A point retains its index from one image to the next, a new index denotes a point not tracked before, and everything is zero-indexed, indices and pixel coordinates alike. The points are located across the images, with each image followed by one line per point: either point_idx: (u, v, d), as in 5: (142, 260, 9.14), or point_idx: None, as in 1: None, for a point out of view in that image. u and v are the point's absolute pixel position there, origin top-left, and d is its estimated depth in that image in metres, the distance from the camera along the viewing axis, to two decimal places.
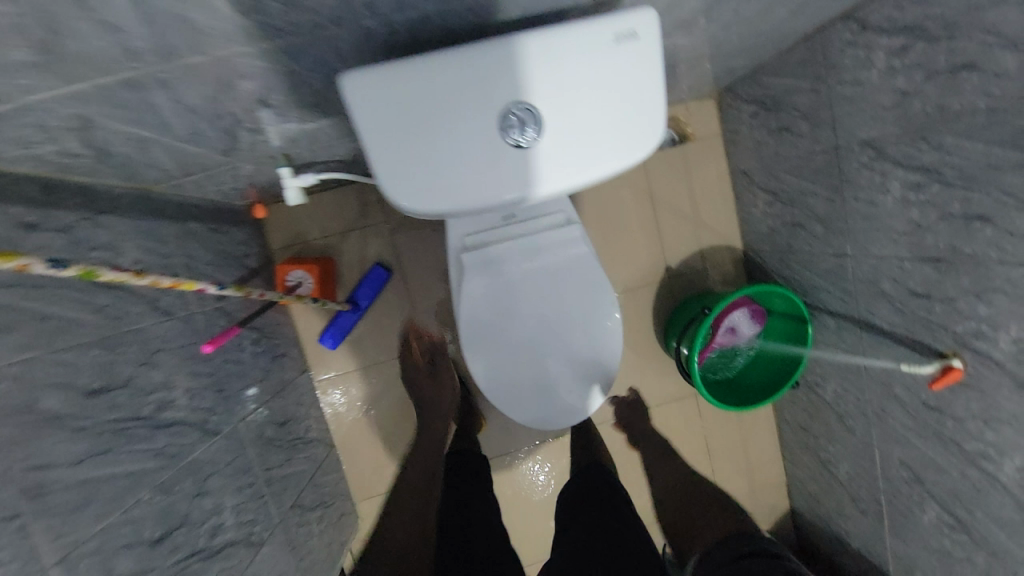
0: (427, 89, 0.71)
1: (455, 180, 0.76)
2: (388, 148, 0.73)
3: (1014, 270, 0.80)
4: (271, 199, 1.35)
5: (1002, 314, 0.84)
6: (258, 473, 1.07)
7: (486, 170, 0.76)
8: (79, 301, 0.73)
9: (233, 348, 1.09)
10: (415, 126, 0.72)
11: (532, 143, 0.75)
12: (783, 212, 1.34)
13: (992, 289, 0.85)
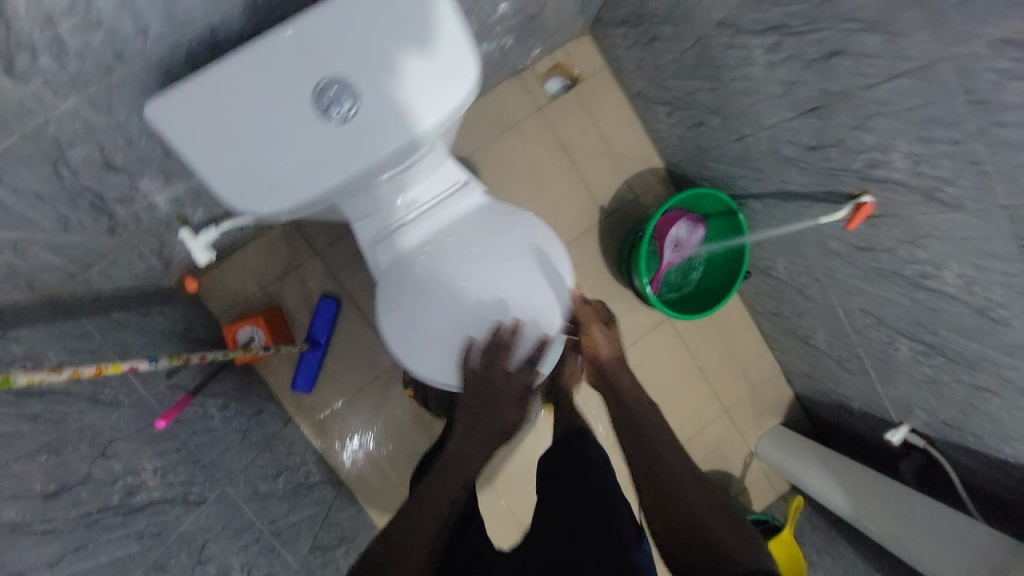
0: (240, 84, 0.67)
1: (300, 169, 0.72)
2: (225, 158, 0.70)
3: (905, 80, 0.79)
4: (199, 268, 1.35)
5: (897, 132, 0.85)
6: (262, 527, 1.11)
7: (326, 150, 0.72)
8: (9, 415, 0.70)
9: (199, 418, 1.10)
10: (237, 125, 0.69)
11: (363, 108, 0.71)
12: (682, 116, 1.36)
13: (882, 110, 0.86)
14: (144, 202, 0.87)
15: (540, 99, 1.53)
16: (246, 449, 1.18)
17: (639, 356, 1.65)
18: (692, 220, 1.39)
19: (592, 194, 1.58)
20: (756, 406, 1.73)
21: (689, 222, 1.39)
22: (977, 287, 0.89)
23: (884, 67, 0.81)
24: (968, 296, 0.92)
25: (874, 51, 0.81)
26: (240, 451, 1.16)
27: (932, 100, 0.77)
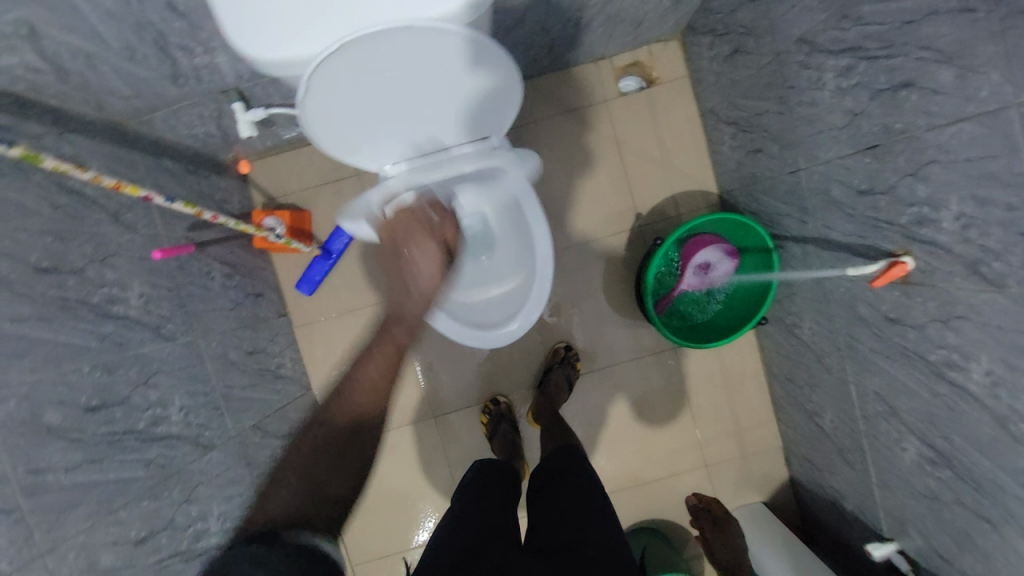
0: None
1: (296, 27, 0.79)
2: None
3: (970, 126, 0.70)
4: (254, 156, 1.49)
5: (954, 185, 0.75)
6: (217, 387, 1.17)
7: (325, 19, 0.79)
8: (35, 192, 0.86)
9: (199, 274, 1.20)
10: None
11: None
12: (745, 140, 1.28)
13: (943, 158, 0.75)
14: (203, 60, 0.98)
15: (609, 91, 1.51)
16: (230, 318, 1.28)
17: (623, 374, 1.58)
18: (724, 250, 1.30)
19: (631, 198, 1.52)
20: (741, 475, 1.58)
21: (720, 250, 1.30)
22: (999, 389, 0.76)
23: (950, 107, 0.72)
24: (993, 401, 0.77)
25: (946, 86, 0.71)
26: (224, 317, 1.26)
27: (999, 152, 0.66)
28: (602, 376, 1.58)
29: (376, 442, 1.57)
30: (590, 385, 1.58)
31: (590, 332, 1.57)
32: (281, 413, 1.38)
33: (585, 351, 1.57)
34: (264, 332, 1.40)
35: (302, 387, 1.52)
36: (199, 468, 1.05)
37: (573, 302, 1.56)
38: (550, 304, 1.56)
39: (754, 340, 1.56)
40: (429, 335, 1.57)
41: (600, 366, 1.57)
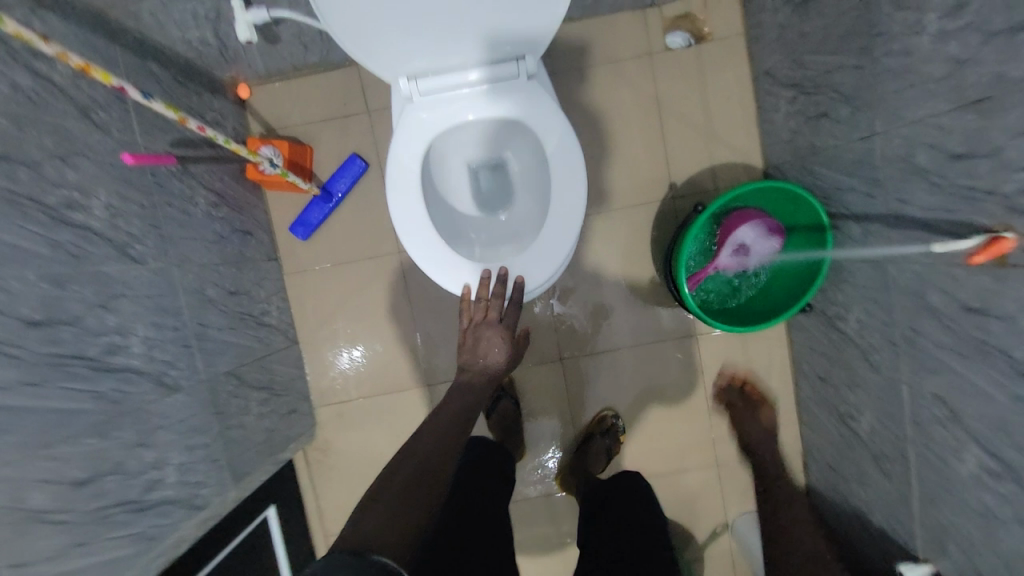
0: None
1: None
2: None
3: None
4: (254, 79, 1.35)
5: None
6: (188, 323, 1.03)
7: None
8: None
9: (179, 196, 1.06)
10: None
11: None
12: (804, 105, 1.13)
13: None
14: None
15: (653, 44, 1.35)
16: (212, 252, 1.14)
17: (637, 358, 1.45)
18: (769, 226, 1.15)
19: (666, 166, 1.38)
20: (754, 477, 1.46)
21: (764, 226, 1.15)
22: None
23: None
24: None
25: None
26: (205, 250, 1.12)
27: None
28: (615, 360, 1.45)
29: (363, 407, 1.45)
30: (600, 367, 1.45)
31: (606, 309, 1.44)
32: (262, 364, 1.25)
33: (598, 329, 1.44)
34: (250, 275, 1.27)
35: (288, 341, 1.39)
36: (160, 410, 0.93)
37: (591, 275, 1.43)
38: (566, 274, 1.43)
39: (785, 335, 1.43)
40: (431, 296, 1.44)
41: (613, 348, 1.44)
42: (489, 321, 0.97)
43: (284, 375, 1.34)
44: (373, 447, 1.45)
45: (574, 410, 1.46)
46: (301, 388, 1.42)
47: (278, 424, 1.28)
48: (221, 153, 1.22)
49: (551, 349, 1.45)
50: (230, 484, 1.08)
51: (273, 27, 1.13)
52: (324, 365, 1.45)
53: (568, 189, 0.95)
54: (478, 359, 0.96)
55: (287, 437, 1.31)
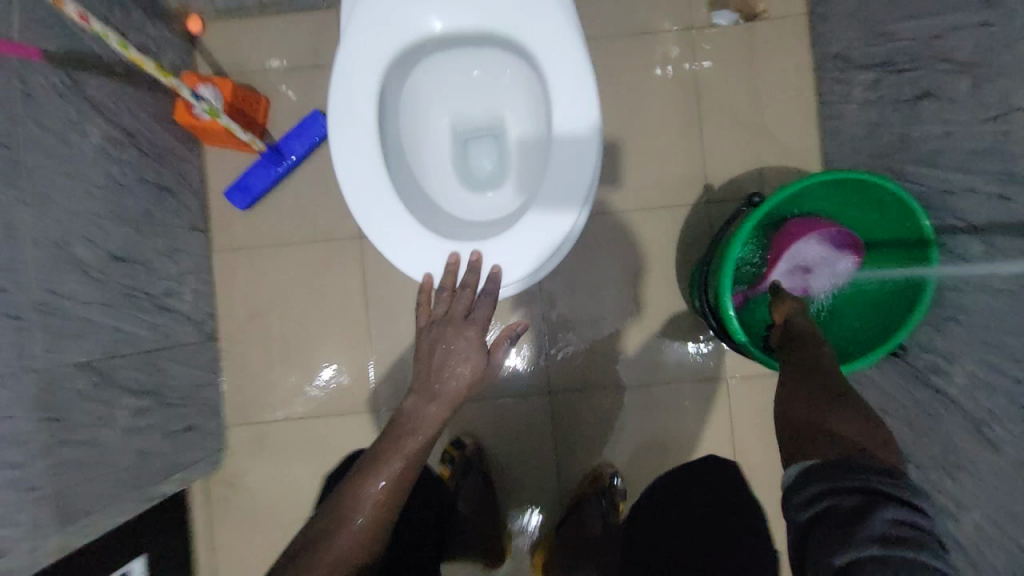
0: None
1: None
2: None
3: None
4: (209, 13, 1.11)
5: None
6: (29, 287, 0.73)
7: None
8: None
9: (56, 116, 0.79)
10: None
11: None
12: (892, 88, 0.88)
13: None
14: None
15: (695, 18, 1.12)
16: (98, 202, 0.86)
17: (647, 402, 1.12)
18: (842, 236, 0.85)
19: (701, 164, 1.12)
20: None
21: (834, 237, 0.85)
22: None
23: None
24: None
25: None
26: (88, 197, 0.84)
27: None
28: (619, 402, 1.13)
29: (289, 432, 1.13)
30: (599, 409, 1.13)
31: (612, 335, 1.13)
32: (150, 361, 0.94)
33: (601, 360, 1.13)
34: (157, 242, 0.98)
35: (201, 335, 1.08)
36: None
37: (597, 290, 1.13)
38: (566, 286, 1.14)
39: None
40: (394, 297, 1.14)
41: (618, 385, 1.13)
42: (456, 319, 0.63)
43: (185, 379, 1.02)
44: (295, 486, 1.12)
45: (561, 462, 1.12)
46: (210, 399, 1.09)
47: (161, 444, 0.95)
48: (141, 83, 0.95)
49: (540, 379, 1.13)
50: (54, 528, 0.74)
51: None
52: (247, 372, 1.13)
53: (573, 142, 0.66)
54: (431, 387, 0.61)
55: (173, 464, 0.98)
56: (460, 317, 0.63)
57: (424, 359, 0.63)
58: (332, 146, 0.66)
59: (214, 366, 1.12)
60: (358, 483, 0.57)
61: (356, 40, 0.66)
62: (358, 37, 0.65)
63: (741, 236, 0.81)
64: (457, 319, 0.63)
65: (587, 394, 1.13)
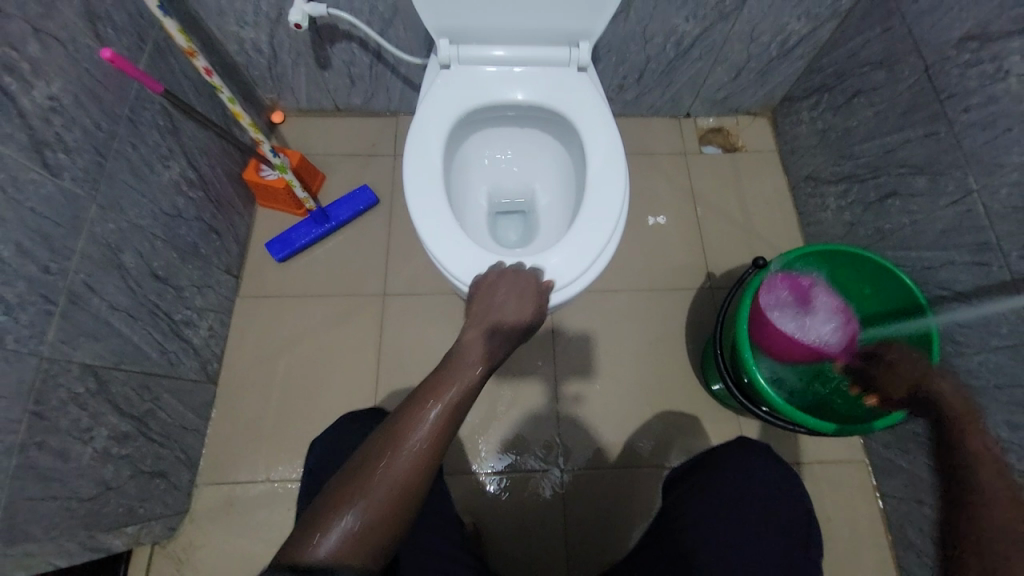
0: None
1: None
2: None
3: None
4: (290, 110, 1.34)
5: None
6: (74, 275, 0.74)
7: None
8: None
9: (152, 147, 0.91)
10: None
11: None
12: (861, 193, 1.05)
13: None
14: None
15: (688, 147, 1.37)
16: (158, 222, 0.92)
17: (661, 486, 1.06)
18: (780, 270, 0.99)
19: (703, 255, 1.24)
20: None
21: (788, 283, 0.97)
22: None
23: None
24: None
25: None
26: (151, 215, 0.90)
27: None
28: (632, 484, 1.06)
29: (269, 495, 1.02)
30: (610, 493, 1.05)
31: (625, 411, 1.11)
32: (147, 385, 0.88)
33: (614, 436, 1.09)
34: (192, 273, 1.01)
35: (201, 375, 1.04)
36: None
37: (610, 364, 1.15)
38: (579, 357, 1.15)
39: (871, 485, 1.04)
40: (409, 354, 1.14)
41: (630, 466, 1.07)
42: (512, 275, 0.67)
43: (174, 417, 0.95)
44: (258, 563, 0.98)
45: (568, 554, 1.01)
46: (190, 447, 1.00)
47: (125, 484, 0.84)
48: (224, 144, 1.11)
49: (548, 453, 1.07)
50: None
51: (327, 45, 1.15)
52: (237, 423, 1.07)
53: (607, 188, 0.77)
54: (488, 328, 0.60)
55: (129, 512, 0.85)
56: (512, 281, 0.67)
57: (476, 313, 0.64)
58: (404, 175, 0.75)
59: (204, 412, 1.05)
60: (398, 427, 0.49)
61: (433, 97, 0.79)
62: (438, 97, 0.79)
63: (748, 298, 0.86)
64: (507, 281, 0.66)
65: (598, 474, 1.06)
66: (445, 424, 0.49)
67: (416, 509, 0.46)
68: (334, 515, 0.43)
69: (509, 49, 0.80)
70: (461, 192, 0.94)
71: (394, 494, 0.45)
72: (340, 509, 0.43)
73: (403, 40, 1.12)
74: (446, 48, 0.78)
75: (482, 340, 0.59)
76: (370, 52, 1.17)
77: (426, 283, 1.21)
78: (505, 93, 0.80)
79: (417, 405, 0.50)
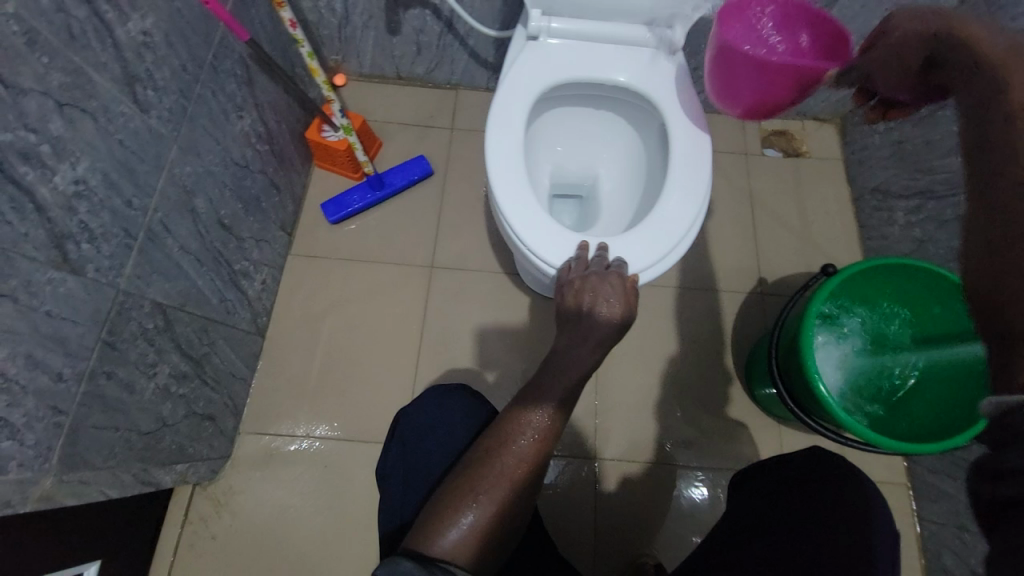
0: None
1: None
2: None
3: None
4: (353, 73, 1.34)
5: None
6: (153, 213, 0.76)
7: None
8: None
9: (229, 96, 0.91)
10: None
11: None
12: (936, 209, 1.02)
13: None
14: None
15: (750, 147, 1.33)
16: (227, 170, 0.93)
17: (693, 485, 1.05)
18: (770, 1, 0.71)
19: (757, 259, 1.22)
20: None
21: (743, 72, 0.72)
22: None
23: None
24: None
25: None
26: (222, 163, 0.91)
27: None
28: (664, 479, 1.06)
29: (308, 451, 1.04)
30: (642, 488, 1.05)
31: (663, 406, 1.11)
32: (206, 330, 0.90)
33: (650, 430, 1.09)
34: (252, 225, 1.02)
35: (252, 327, 1.06)
36: (31, 279, 0.58)
37: (652, 358, 1.14)
38: (621, 348, 1.15)
39: (910, 509, 1.01)
40: (453, 327, 1.15)
41: (664, 461, 1.07)
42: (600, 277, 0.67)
43: (226, 364, 0.98)
44: (293, 517, 1.00)
45: (595, 542, 1.01)
46: (237, 395, 1.03)
47: (178, 423, 0.86)
48: (290, 100, 1.11)
49: (583, 440, 1.08)
50: (54, 469, 0.63)
51: (400, 10, 1.13)
52: (281, 377, 1.09)
53: (687, 179, 0.76)
54: (582, 331, 0.62)
55: (180, 450, 0.88)
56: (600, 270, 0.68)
57: (569, 312, 0.65)
58: (488, 152, 0.78)
59: (252, 363, 1.07)
60: (504, 438, 0.56)
61: (519, 71, 0.80)
62: (524, 70, 0.80)
63: (812, 306, 0.84)
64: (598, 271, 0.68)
65: (632, 465, 1.07)
66: (543, 439, 0.56)
67: (517, 510, 0.54)
68: (456, 510, 0.51)
69: (602, 26, 0.80)
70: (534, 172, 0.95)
71: (500, 496, 0.52)
72: (456, 506, 0.51)
73: (477, 10, 1.10)
74: (538, 20, 0.80)
75: (578, 347, 0.60)
76: (442, 20, 1.16)
77: (474, 259, 1.20)
78: (590, 71, 0.81)
79: (517, 421, 0.57)
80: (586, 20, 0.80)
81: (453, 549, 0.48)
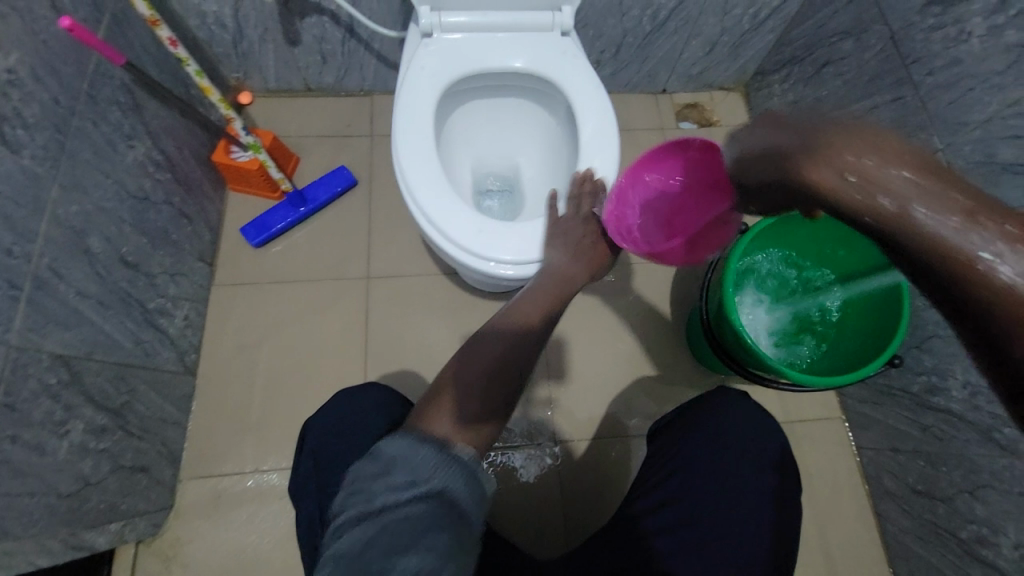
0: None
1: None
2: None
3: None
4: (258, 90, 1.28)
5: None
6: (39, 258, 0.69)
7: None
8: None
9: (116, 125, 0.86)
10: None
11: None
12: None
13: None
14: None
15: (665, 121, 1.38)
16: (124, 204, 0.87)
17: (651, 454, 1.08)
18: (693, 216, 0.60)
19: None
20: None
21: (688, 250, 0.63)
22: None
23: None
24: None
25: None
26: (117, 197, 0.85)
27: None
28: (623, 454, 1.08)
29: (260, 487, 1.00)
30: (603, 463, 1.07)
31: (615, 381, 1.13)
32: (123, 377, 0.85)
33: (605, 407, 1.11)
34: (164, 259, 0.96)
35: (180, 367, 1.00)
36: None
37: (597, 337, 1.16)
38: (567, 332, 1.16)
39: (848, 439, 1.08)
40: (396, 336, 1.12)
41: (621, 435, 1.09)
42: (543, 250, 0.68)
43: (153, 410, 0.92)
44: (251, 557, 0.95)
45: (566, 523, 1.03)
46: (171, 441, 0.97)
47: (105, 479, 0.81)
48: (189, 124, 1.05)
49: (541, 427, 1.08)
50: None
51: (296, 19, 1.10)
52: (217, 414, 1.03)
53: (594, 156, 0.78)
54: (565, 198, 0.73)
55: (111, 509, 0.82)
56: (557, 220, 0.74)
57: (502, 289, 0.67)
58: (395, 150, 0.77)
59: (185, 404, 1.02)
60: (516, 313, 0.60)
61: (418, 66, 0.80)
62: (423, 66, 0.80)
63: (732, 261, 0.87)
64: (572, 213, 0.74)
65: (590, 446, 1.08)
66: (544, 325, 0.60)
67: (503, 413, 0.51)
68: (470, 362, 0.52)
69: (493, 12, 0.81)
70: (452, 165, 0.94)
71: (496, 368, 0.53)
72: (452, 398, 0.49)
73: (377, 13, 1.08)
74: (429, 14, 0.79)
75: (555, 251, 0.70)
76: (342, 26, 1.13)
77: (410, 264, 1.18)
78: (490, 60, 0.81)
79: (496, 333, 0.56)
80: (475, 10, 0.80)
81: (457, 441, 0.44)
